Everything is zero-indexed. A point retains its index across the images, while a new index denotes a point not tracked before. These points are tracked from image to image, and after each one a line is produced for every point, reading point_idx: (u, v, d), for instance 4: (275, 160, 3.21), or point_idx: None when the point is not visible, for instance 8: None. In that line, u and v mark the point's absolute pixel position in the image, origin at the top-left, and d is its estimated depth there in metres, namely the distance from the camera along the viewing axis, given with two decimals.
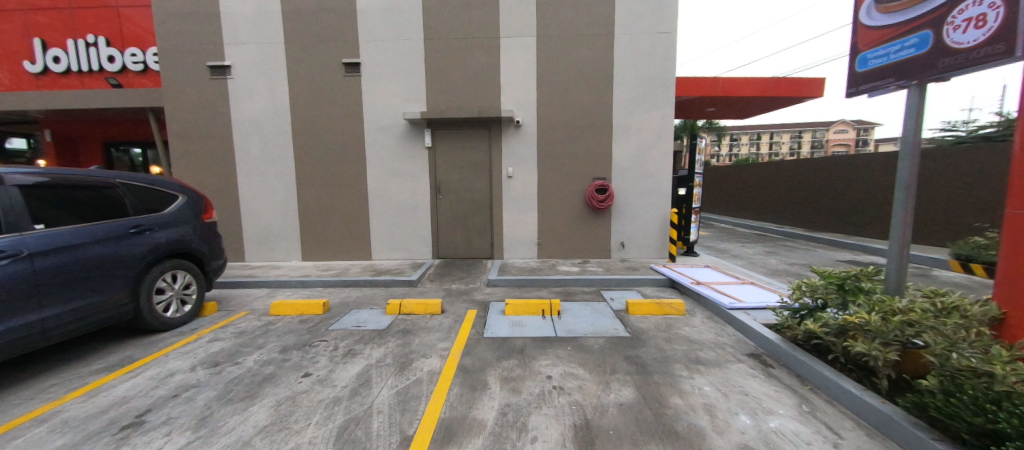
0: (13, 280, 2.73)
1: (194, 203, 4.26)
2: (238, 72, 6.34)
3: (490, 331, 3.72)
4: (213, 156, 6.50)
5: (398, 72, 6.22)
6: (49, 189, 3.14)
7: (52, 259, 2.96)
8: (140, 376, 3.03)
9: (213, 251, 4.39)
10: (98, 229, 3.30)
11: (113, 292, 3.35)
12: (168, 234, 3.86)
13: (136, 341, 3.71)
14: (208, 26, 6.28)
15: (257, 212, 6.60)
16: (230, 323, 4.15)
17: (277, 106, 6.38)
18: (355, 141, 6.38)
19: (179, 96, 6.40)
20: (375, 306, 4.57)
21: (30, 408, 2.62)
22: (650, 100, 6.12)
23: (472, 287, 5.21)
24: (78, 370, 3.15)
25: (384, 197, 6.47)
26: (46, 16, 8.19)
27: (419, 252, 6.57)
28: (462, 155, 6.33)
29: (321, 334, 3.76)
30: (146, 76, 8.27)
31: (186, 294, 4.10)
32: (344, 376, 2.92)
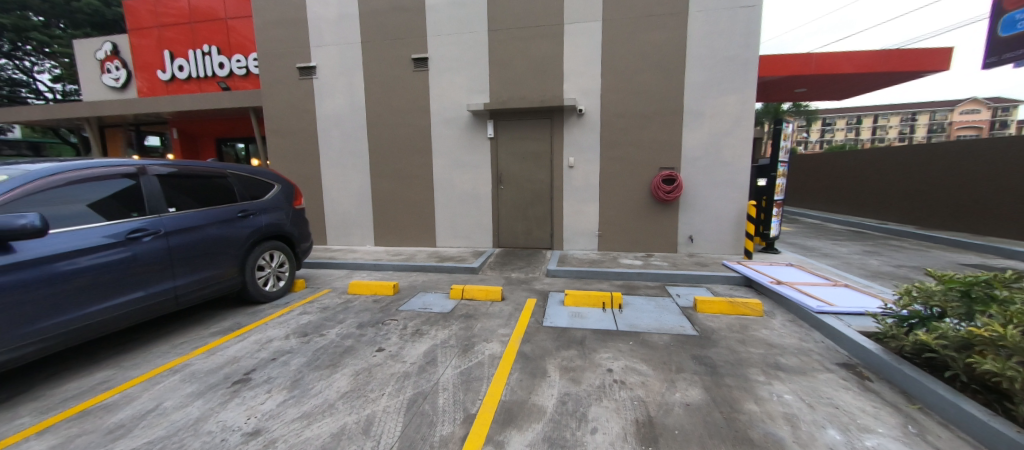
0: (156, 254, 3.28)
1: (287, 191, 4.79)
2: (321, 72, 6.93)
3: (549, 320, 3.73)
4: (301, 149, 7.21)
5: (463, 64, 6.37)
6: (178, 178, 3.69)
7: (182, 237, 3.51)
8: (246, 340, 3.50)
9: (302, 234, 4.92)
10: (215, 213, 3.86)
11: (225, 266, 3.90)
12: (267, 218, 4.40)
13: (242, 310, 4.28)
14: (297, 31, 6.92)
15: (338, 200, 7.22)
16: (315, 299, 4.62)
17: (355, 101, 6.88)
18: (423, 134, 6.68)
19: (274, 96, 7.17)
20: (440, 290, 4.81)
21: (168, 360, 3.16)
22: (728, 82, 5.63)
23: (532, 276, 5.25)
24: (200, 331, 3.73)
25: (448, 187, 6.72)
26: (174, 32, 9.61)
27: (480, 241, 6.76)
28: (524, 145, 6.35)
29: (392, 314, 4.04)
30: (248, 80, 9.33)
31: (280, 272, 4.65)
32: (413, 354, 3.12)
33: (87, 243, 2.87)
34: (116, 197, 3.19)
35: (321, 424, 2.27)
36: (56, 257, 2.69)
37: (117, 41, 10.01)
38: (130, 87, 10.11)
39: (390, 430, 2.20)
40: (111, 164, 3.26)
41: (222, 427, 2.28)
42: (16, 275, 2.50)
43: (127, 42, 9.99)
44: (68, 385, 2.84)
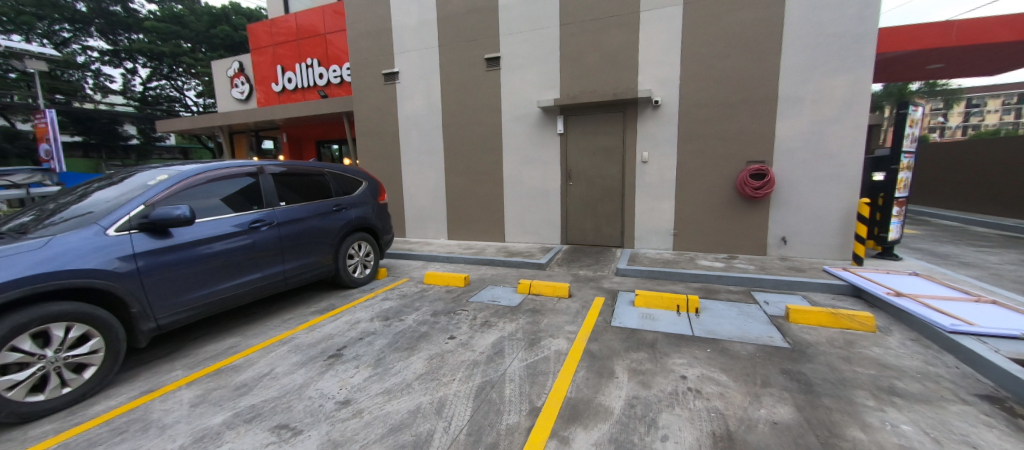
0: (270, 242, 3.83)
1: (373, 187, 5.27)
2: (403, 77, 7.45)
3: (618, 320, 3.64)
4: (385, 149, 7.85)
5: (535, 61, 6.41)
6: (287, 176, 4.26)
7: (290, 227, 4.05)
8: (339, 320, 3.94)
9: (385, 227, 5.38)
10: (315, 207, 4.39)
11: (322, 254, 4.42)
12: (357, 212, 4.88)
13: (335, 293, 4.82)
14: (383, 40, 7.52)
15: (416, 196, 7.74)
16: (396, 287, 5.03)
17: (432, 103, 7.29)
18: (494, 131, 6.87)
19: (363, 101, 7.90)
20: (508, 284, 4.93)
21: (279, 333, 3.68)
22: (835, 63, 4.95)
23: (600, 274, 5.14)
24: (303, 310, 4.28)
25: (518, 183, 6.84)
26: (285, 49, 11.03)
27: (548, 237, 6.77)
28: (595, 140, 6.22)
29: (464, 304, 4.25)
30: (342, 87, 10.32)
31: (367, 261, 5.15)
32: (482, 343, 3.26)
33: (221, 230, 3.44)
34: (241, 192, 3.78)
35: (400, 401, 2.48)
36: (200, 241, 3.27)
37: (243, 60, 11.77)
38: (252, 99, 11.85)
39: (460, 413, 2.33)
40: (238, 164, 3.87)
41: (320, 394, 2.61)
42: (173, 255, 3.09)
43: (250, 60, 11.71)
44: (207, 347, 3.45)
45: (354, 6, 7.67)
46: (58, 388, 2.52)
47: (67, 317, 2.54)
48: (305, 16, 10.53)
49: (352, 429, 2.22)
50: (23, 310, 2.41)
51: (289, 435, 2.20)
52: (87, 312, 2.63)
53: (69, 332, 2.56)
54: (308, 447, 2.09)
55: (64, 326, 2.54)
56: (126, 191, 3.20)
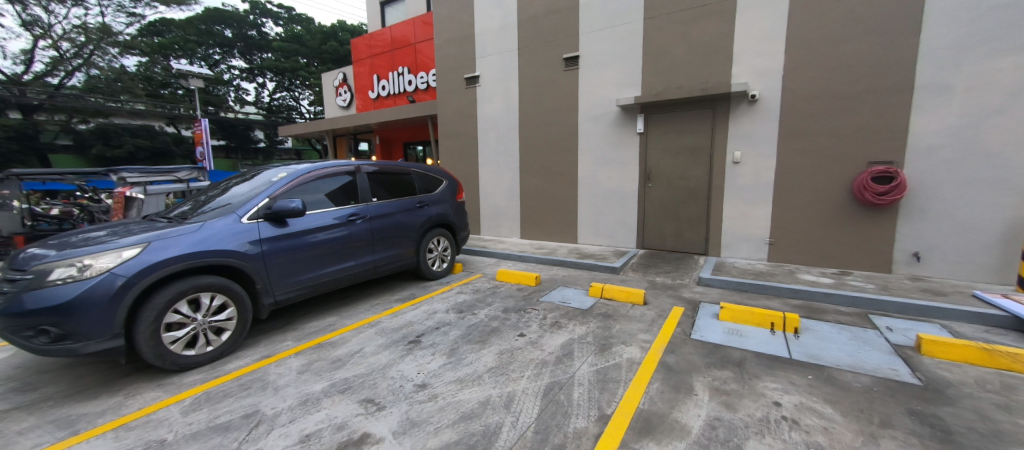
0: (364, 234, 4.25)
1: (452, 186, 5.57)
2: (484, 80, 7.73)
3: (700, 334, 3.37)
4: (465, 150, 8.23)
5: (615, 58, 6.21)
6: (379, 175, 4.68)
7: (380, 221, 4.45)
8: (419, 308, 4.23)
9: (462, 224, 5.66)
10: (401, 203, 4.76)
11: (406, 247, 4.79)
12: (437, 209, 5.20)
13: (417, 284, 5.17)
14: (467, 46, 7.88)
15: (491, 195, 7.99)
16: (470, 282, 5.25)
17: (510, 105, 7.44)
18: (571, 131, 6.80)
19: (446, 105, 8.37)
20: (579, 286, 4.86)
21: (368, 316, 4.07)
22: (997, 42, 4.04)
23: (680, 283, 4.82)
24: (388, 297, 4.67)
25: (593, 184, 6.69)
26: (381, 59, 12.12)
27: (623, 240, 6.53)
28: (679, 140, 5.84)
29: (534, 303, 4.28)
30: (427, 92, 11.01)
31: (444, 255, 5.45)
32: (551, 344, 3.26)
33: (325, 222, 3.90)
34: (342, 188, 4.24)
35: (471, 390, 2.59)
36: (308, 231, 3.74)
37: (346, 72, 13.19)
38: (352, 106, 13.25)
39: (528, 410, 2.36)
40: (339, 164, 4.34)
41: (400, 375, 2.83)
42: (289, 241, 3.59)
43: (352, 71, 13.07)
44: (311, 324, 3.94)
45: (441, 16, 8.17)
46: (204, 346, 3.09)
47: (212, 288, 3.10)
48: (398, 28, 11.44)
49: (427, 411, 2.37)
50: (183, 280, 2.99)
51: (375, 409, 2.42)
52: (225, 285, 3.16)
53: (213, 301, 3.12)
54: (390, 422, 2.28)
55: (210, 295, 3.10)
56: (255, 186, 3.77)
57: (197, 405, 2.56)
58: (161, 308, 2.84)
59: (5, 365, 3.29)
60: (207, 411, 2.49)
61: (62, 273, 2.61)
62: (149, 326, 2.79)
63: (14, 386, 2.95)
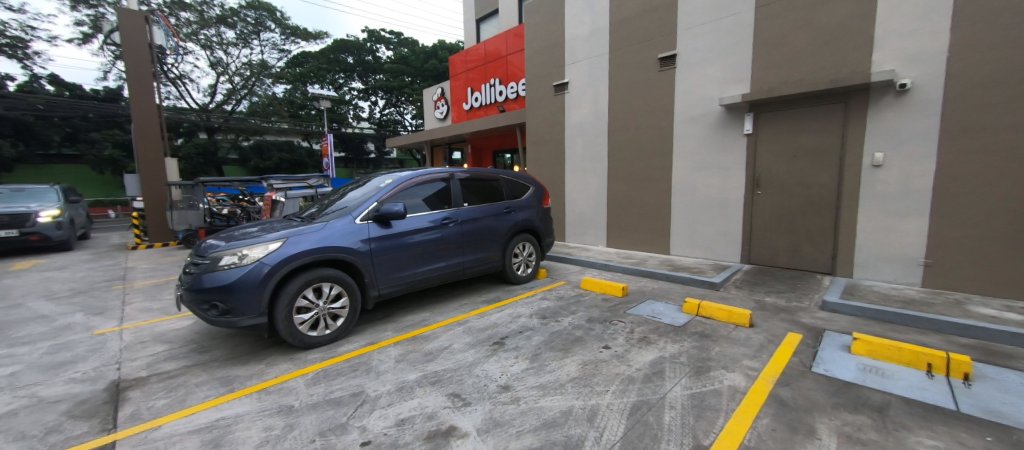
0: (455, 237, 4.51)
1: (538, 193, 5.65)
2: (572, 86, 7.70)
3: (824, 368, 2.87)
4: (552, 157, 8.27)
5: (719, 54, 5.70)
6: (471, 181, 4.93)
7: (470, 225, 4.67)
8: (504, 311, 4.34)
9: (547, 230, 5.70)
10: (490, 208, 4.95)
11: (493, 250, 4.95)
12: (523, 215, 5.30)
13: (502, 287, 5.32)
14: (557, 53, 7.94)
15: (577, 202, 7.89)
16: (554, 288, 5.23)
17: (599, 109, 7.28)
18: (665, 135, 6.39)
19: (535, 113, 8.52)
20: (671, 301, 4.52)
21: (457, 315, 4.28)
22: None
23: (796, 305, 4.19)
24: (475, 298, 4.87)
25: (689, 191, 6.18)
26: (474, 72, 12.82)
27: (724, 254, 5.92)
28: (797, 141, 5.13)
29: (621, 315, 4.09)
30: (516, 101, 11.28)
31: (529, 260, 5.52)
32: (639, 360, 3.07)
33: (422, 224, 4.22)
34: (438, 193, 4.55)
35: (554, 398, 2.56)
36: (407, 233, 4.08)
37: (444, 86, 14.24)
38: (448, 118, 14.24)
39: (613, 427, 2.25)
40: (436, 171, 4.67)
41: (485, 374, 2.91)
42: (391, 241, 3.95)
43: (449, 85, 14.06)
44: (407, 317, 4.28)
45: (533, 26, 8.36)
46: (324, 329, 3.56)
47: (330, 279, 3.55)
48: (492, 42, 11.98)
49: (510, 413, 2.40)
50: (310, 270, 3.49)
51: (461, 404, 2.53)
52: (341, 277, 3.60)
53: (332, 290, 3.58)
54: (475, 418, 2.36)
55: (330, 285, 3.56)
56: (366, 191, 4.24)
57: (317, 380, 2.95)
58: (293, 293, 3.34)
59: (187, 331, 4.17)
60: (324, 386, 2.85)
61: (228, 260, 3.24)
62: (284, 308, 3.30)
63: (192, 348, 3.71)
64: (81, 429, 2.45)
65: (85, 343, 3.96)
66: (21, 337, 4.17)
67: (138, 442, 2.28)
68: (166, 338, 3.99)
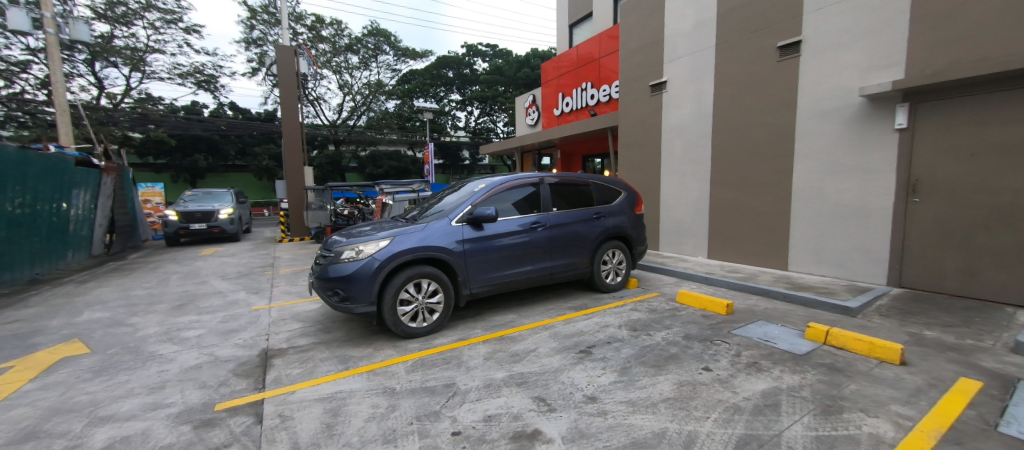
0: (544, 241, 4.53)
1: (630, 198, 5.43)
2: (671, 85, 7.24)
3: (1019, 430, 2.21)
4: (647, 160, 7.87)
5: (859, 36, 4.83)
6: (560, 185, 4.92)
7: (559, 230, 4.66)
8: (591, 319, 4.23)
9: (639, 237, 5.43)
10: (579, 213, 4.88)
11: (581, 256, 4.87)
12: (614, 221, 5.13)
13: (590, 294, 5.19)
14: (655, 51, 7.56)
15: (675, 209, 7.37)
16: (646, 299, 4.94)
17: (702, 108, 6.72)
18: (785, 134, 5.62)
19: (629, 115, 8.21)
20: (789, 324, 3.93)
21: (544, 319, 4.30)
22: None
23: (970, 344, 3.32)
24: (562, 304, 4.83)
25: (814, 198, 5.34)
26: (566, 78, 12.82)
27: (862, 273, 4.99)
28: (975, 136, 4.09)
29: (724, 335, 3.68)
30: (608, 104, 10.91)
31: (619, 269, 5.31)
32: (747, 387, 2.73)
33: (511, 228, 4.34)
34: (528, 197, 4.63)
35: (644, 417, 2.40)
36: (497, 235, 4.23)
37: (536, 93, 14.51)
38: (539, 124, 14.47)
39: None
40: (527, 176, 4.76)
41: (572, 382, 2.86)
42: (483, 243, 4.13)
43: (540, 92, 14.28)
44: (496, 317, 4.43)
45: (629, 25, 8.09)
46: (422, 322, 3.88)
47: (428, 275, 3.86)
48: (584, 46, 11.84)
49: (598, 426, 2.32)
50: (412, 267, 3.82)
51: (547, 409, 2.52)
52: (438, 275, 3.89)
53: (430, 286, 3.89)
54: (560, 426, 2.33)
55: (428, 281, 3.87)
56: (462, 195, 4.50)
57: (415, 367, 3.21)
58: (398, 287, 3.70)
59: (316, 313, 4.89)
60: (420, 374, 3.09)
61: (348, 254, 3.70)
62: (390, 299, 3.67)
63: (319, 327, 4.35)
64: (240, 385, 3.02)
65: (246, 316, 4.91)
66: (205, 307, 5.34)
67: (279, 402, 2.73)
68: (301, 317, 4.74)
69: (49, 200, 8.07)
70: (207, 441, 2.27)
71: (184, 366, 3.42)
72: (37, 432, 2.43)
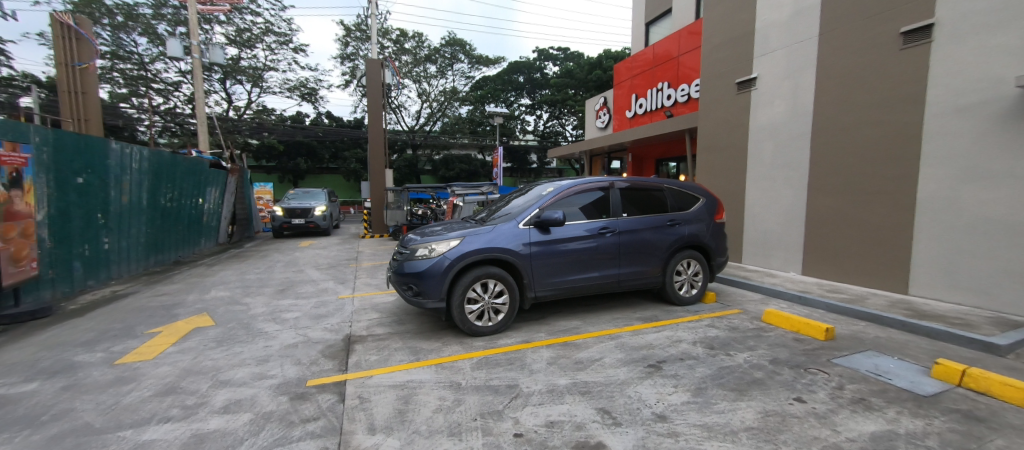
0: (611, 247, 4.39)
1: (709, 205, 5.05)
2: (762, 82, 6.62)
3: None
4: (730, 164, 7.28)
5: (1016, 14, 3.97)
6: (631, 190, 4.72)
7: (628, 236, 4.48)
8: (661, 332, 4.00)
9: (718, 247, 5.02)
10: (651, 220, 4.65)
11: (652, 265, 4.63)
12: (690, 228, 4.80)
13: (661, 306, 4.91)
14: (744, 46, 6.98)
15: (762, 219, 6.70)
16: (726, 316, 4.55)
17: (799, 106, 6.03)
18: (906, 134, 4.80)
19: (710, 115, 7.67)
20: (908, 358, 3.35)
21: (610, 328, 4.16)
22: None
23: None
24: (630, 314, 4.63)
25: (946, 210, 4.49)
26: (640, 79, 12.33)
27: (1012, 304, 4.07)
28: None
29: (821, 363, 3.24)
30: (687, 105, 10.24)
31: (695, 280, 4.95)
32: (850, 426, 2.37)
33: (578, 233, 4.26)
34: (596, 202, 4.52)
35: (720, 444, 2.20)
36: (564, 240, 4.18)
37: (607, 96, 14.17)
38: (609, 127, 14.09)
39: None
40: (596, 180, 4.64)
41: (639, 397, 2.73)
42: (549, 247, 4.11)
43: (613, 94, 13.88)
44: (561, 322, 4.38)
45: (715, 19, 7.56)
46: (487, 321, 3.98)
47: (495, 276, 3.95)
48: (662, 44, 11.27)
49: (667, 447, 2.17)
50: (479, 267, 3.93)
51: (611, 422, 2.42)
52: (504, 276, 3.97)
53: (495, 287, 3.98)
54: (625, 441, 2.23)
55: (494, 282, 3.96)
56: (529, 198, 4.53)
57: (479, 365, 3.29)
58: (465, 286, 3.84)
59: (393, 305, 5.27)
60: (485, 372, 3.16)
61: (421, 251, 3.91)
62: (458, 297, 3.82)
63: (394, 319, 4.67)
64: (328, 366, 3.36)
65: (334, 303, 5.45)
66: (301, 293, 6.03)
67: (359, 385, 2.98)
68: (379, 308, 5.13)
69: (190, 196, 9.72)
70: (300, 413, 2.55)
71: (284, 343, 3.89)
72: (176, 388, 2.93)
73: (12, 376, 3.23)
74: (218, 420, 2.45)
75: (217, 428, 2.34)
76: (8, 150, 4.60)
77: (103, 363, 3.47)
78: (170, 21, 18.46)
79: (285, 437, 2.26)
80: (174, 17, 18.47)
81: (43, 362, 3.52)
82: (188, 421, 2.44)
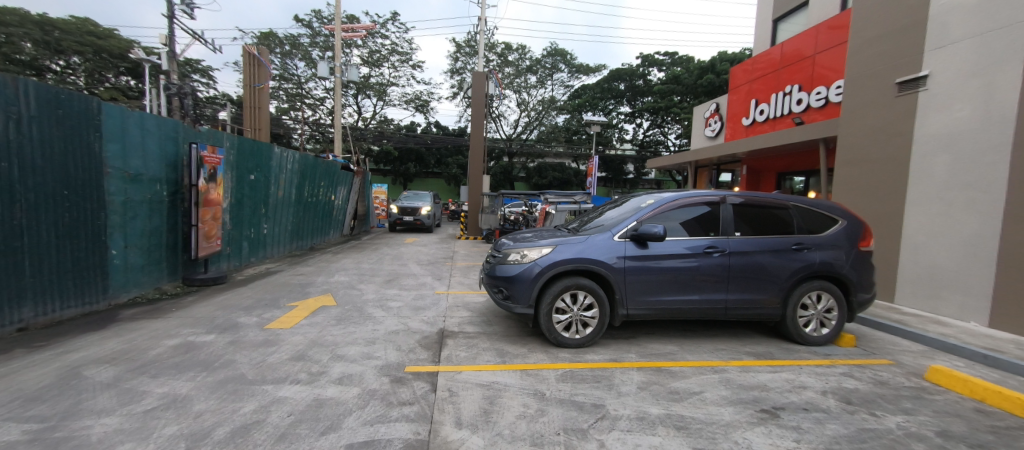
0: (718, 269, 3.94)
1: (851, 229, 4.23)
2: (936, 81, 5.36)
3: None
4: (882, 180, 6.03)
5: None
6: (747, 206, 4.19)
7: (740, 258, 3.97)
8: (778, 374, 3.44)
9: (860, 281, 4.17)
10: (771, 242, 4.06)
11: (769, 294, 4.03)
12: (822, 255, 4.08)
13: (779, 343, 4.25)
14: (910, 38, 5.75)
15: (927, 250, 5.39)
16: (869, 366, 3.73)
17: (994, 110, 4.72)
18: None
19: (855, 122, 6.47)
20: None
21: (712, 360, 3.72)
22: None
23: None
24: (738, 346, 4.10)
25: None
26: (763, 82, 11.00)
27: None
28: None
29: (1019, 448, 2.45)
30: (823, 111, 8.77)
31: (826, 318, 4.17)
32: None
33: (679, 250, 3.92)
34: (703, 218, 4.11)
35: None
36: (662, 257, 3.88)
37: (720, 102, 12.94)
38: (721, 135, 12.85)
39: None
40: (704, 193, 4.23)
41: (747, 444, 2.37)
42: (645, 263, 3.86)
43: (727, 99, 12.62)
44: (654, 345, 4.06)
45: (870, 10, 6.36)
46: (574, 334, 3.88)
47: (585, 288, 3.84)
48: (793, 42, 9.89)
49: None
50: (569, 277, 3.86)
51: None
52: (595, 289, 3.84)
53: (585, 299, 3.86)
54: None
55: (584, 294, 3.85)
56: (627, 210, 4.31)
57: (565, 378, 3.21)
58: (554, 295, 3.80)
59: (483, 305, 5.48)
60: (569, 386, 3.07)
61: (514, 256, 3.97)
62: (546, 305, 3.80)
63: (484, 319, 4.84)
64: (423, 355, 3.61)
65: (431, 297, 5.86)
66: (404, 284, 6.63)
67: (449, 378, 3.14)
68: (470, 307, 5.39)
69: (325, 192, 11.42)
70: (398, 395, 2.77)
71: (388, 329, 4.31)
72: (304, 356, 3.42)
73: (198, 328, 4.11)
74: (334, 389, 2.79)
75: (333, 397, 2.67)
76: (211, 152, 5.89)
77: (256, 326, 4.23)
78: (321, 46, 22.09)
79: (384, 415, 2.47)
80: (324, 43, 22.07)
81: (217, 319, 4.44)
82: (312, 385, 2.84)
